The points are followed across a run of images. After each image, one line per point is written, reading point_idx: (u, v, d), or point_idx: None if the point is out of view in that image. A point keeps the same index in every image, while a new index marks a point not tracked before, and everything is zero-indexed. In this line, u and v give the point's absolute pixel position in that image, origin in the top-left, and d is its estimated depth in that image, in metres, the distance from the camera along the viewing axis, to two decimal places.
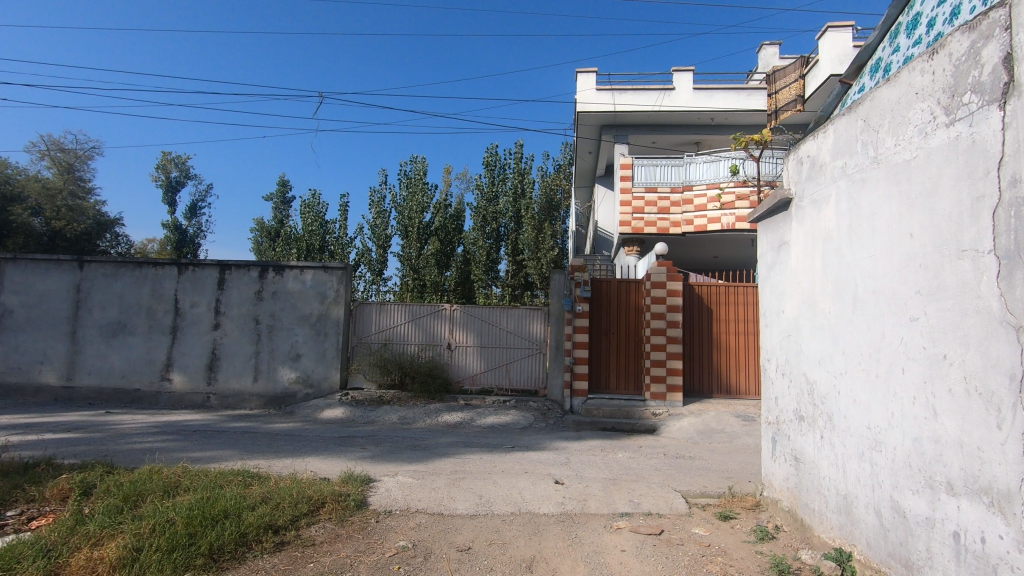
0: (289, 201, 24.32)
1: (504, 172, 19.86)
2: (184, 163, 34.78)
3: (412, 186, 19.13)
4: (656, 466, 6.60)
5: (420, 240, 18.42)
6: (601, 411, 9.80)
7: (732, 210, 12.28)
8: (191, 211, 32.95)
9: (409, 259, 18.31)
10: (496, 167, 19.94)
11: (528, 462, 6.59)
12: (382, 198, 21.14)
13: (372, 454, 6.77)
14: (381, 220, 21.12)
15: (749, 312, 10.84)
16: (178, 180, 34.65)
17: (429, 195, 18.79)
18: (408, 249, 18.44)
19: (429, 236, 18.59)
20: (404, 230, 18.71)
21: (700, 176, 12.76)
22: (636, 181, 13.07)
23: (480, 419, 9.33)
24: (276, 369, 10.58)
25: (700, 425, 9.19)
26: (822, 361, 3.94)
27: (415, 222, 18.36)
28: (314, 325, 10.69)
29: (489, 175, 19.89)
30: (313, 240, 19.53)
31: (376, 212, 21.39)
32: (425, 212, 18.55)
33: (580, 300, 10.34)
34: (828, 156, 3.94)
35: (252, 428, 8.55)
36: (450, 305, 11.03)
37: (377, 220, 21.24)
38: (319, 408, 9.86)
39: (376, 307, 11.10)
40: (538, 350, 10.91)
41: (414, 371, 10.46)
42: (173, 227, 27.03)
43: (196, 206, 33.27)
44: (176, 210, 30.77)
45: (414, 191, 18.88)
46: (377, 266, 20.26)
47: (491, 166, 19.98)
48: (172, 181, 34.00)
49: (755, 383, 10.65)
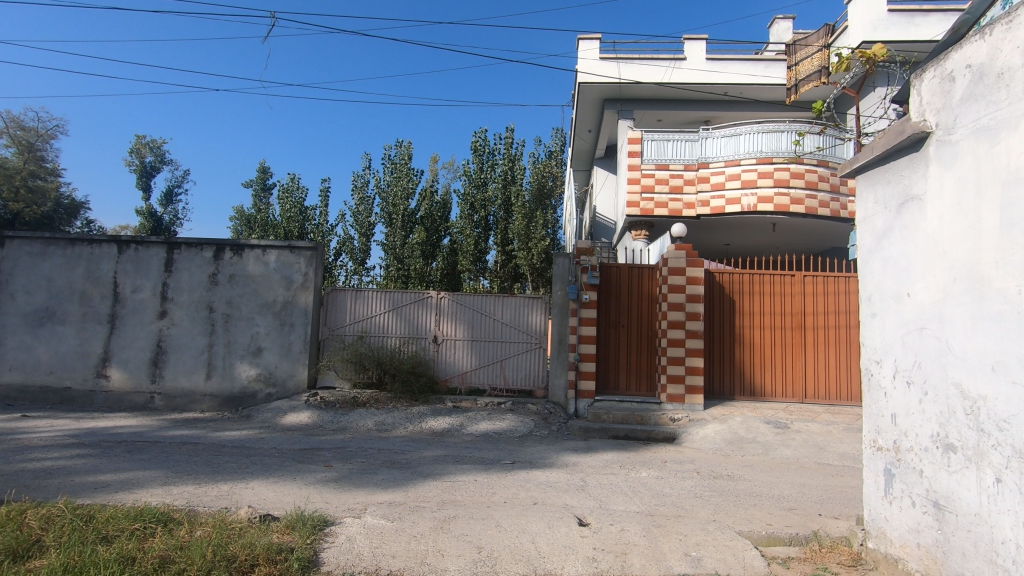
0: (269, 187, 22.66)
1: (494, 158, 18.36)
2: (160, 148, 32.98)
3: (397, 168, 17.64)
4: (695, 492, 5.27)
5: (404, 228, 17.01)
6: (611, 416, 8.48)
7: (754, 189, 10.97)
8: (168, 197, 31.18)
9: (392, 249, 16.97)
10: (484, 153, 18.42)
11: (535, 487, 5.22)
12: (365, 182, 19.58)
13: (338, 476, 5.36)
14: (364, 206, 19.60)
15: (777, 304, 9.62)
16: (153, 165, 32.64)
17: (415, 180, 17.32)
18: (392, 238, 17.13)
19: (415, 224, 17.21)
20: (388, 218, 17.25)
21: (718, 152, 11.44)
22: (645, 158, 11.77)
23: (471, 425, 7.93)
24: (233, 365, 9.09)
25: (727, 433, 7.91)
26: (996, 368, 2.64)
27: (399, 209, 16.99)
28: (278, 314, 9.21)
29: (478, 159, 18.42)
30: (291, 225, 17.88)
31: (358, 198, 19.83)
32: (410, 198, 17.10)
33: (586, 287, 9.01)
34: (1014, 58, 2.62)
35: (195, 437, 7.07)
36: (437, 292, 9.62)
37: (359, 205, 19.70)
38: (281, 411, 8.39)
39: (352, 294, 9.65)
40: (537, 344, 9.53)
41: (395, 368, 9.02)
42: (147, 213, 25.22)
43: (173, 193, 31.61)
44: (150, 197, 28.88)
45: (399, 175, 17.42)
46: (359, 255, 18.71)
47: (480, 151, 18.48)
48: (147, 166, 32.20)
49: (782, 384, 9.43)
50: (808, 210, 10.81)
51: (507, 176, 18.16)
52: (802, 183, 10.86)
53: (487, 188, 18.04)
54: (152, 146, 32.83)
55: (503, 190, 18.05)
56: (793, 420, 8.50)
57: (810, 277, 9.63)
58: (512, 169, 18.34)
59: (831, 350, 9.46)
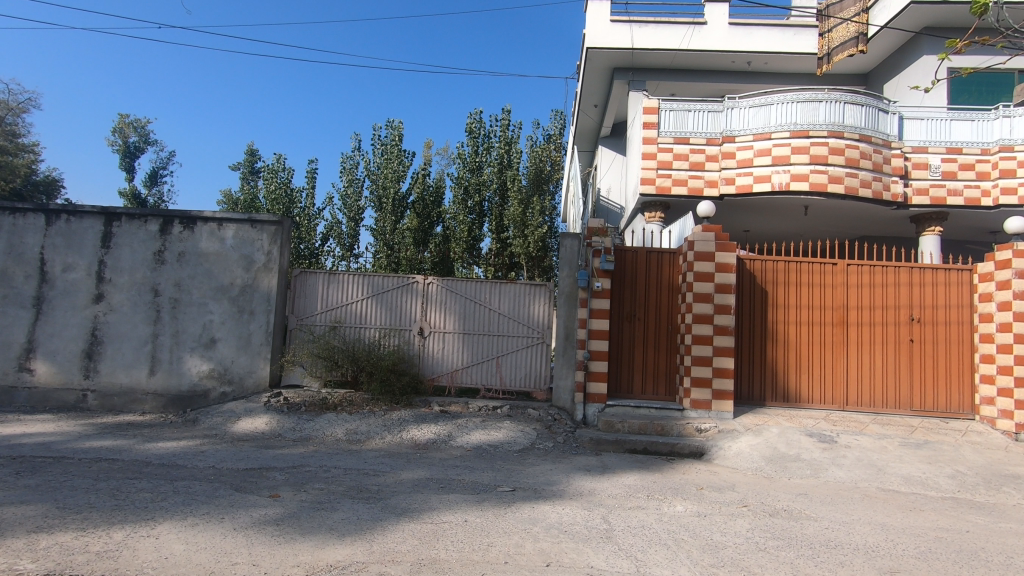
0: (256, 171, 21.11)
1: (489, 140, 16.94)
2: (145, 128, 31.20)
3: (387, 149, 16.16)
4: (754, 541, 3.99)
5: (395, 213, 15.54)
6: (626, 425, 7.19)
7: (787, 166, 9.65)
8: (152, 179, 29.42)
9: (381, 235, 15.50)
10: (479, 134, 17.01)
11: (544, 534, 3.91)
12: (353, 162, 18.12)
13: (281, 514, 4.04)
14: (352, 188, 18.13)
15: (816, 297, 8.36)
16: (137, 145, 30.92)
17: (406, 162, 15.86)
18: (381, 223, 15.64)
19: (406, 208, 15.79)
20: (377, 201, 15.82)
21: (745, 125, 10.10)
22: (662, 130, 10.43)
23: (461, 437, 6.61)
24: (181, 358, 7.71)
25: (765, 449, 6.67)
26: None
27: (388, 191, 15.54)
28: (236, 300, 7.82)
29: (473, 141, 17.01)
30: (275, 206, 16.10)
31: (346, 180, 18.36)
32: (401, 180, 15.67)
33: (598, 274, 7.69)
34: None
35: (119, 449, 5.70)
36: (425, 277, 8.29)
37: (348, 188, 18.22)
38: (234, 415, 7.01)
39: (324, 277, 8.27)
40: (538, 339, 8.19)
41: (373, 365, 7.62)
42: (130, 196, 23.64)
43: (157, 174, 29.88)
44: (133, 178, 27.11)
45: (388, 157, 15.97)
46: (347, 241, 17.26)
47: (475, 133, 17.06)
48: (131, 146, 30.39)
49: (821, 389, 8.20)
50: (847, 190, 9.50)
51: (503, 159, 16.77)
52: (841, 160, 9.54)
53: (482, 171, 16.63)
54: (136, 125, 31.03)
55: (499, 174, 16.63)
56: (839, 432, 7.26)
57: (855, 266, 8.37)
58: (508, 152, 16.92)
59: (878, 351, 8.22)
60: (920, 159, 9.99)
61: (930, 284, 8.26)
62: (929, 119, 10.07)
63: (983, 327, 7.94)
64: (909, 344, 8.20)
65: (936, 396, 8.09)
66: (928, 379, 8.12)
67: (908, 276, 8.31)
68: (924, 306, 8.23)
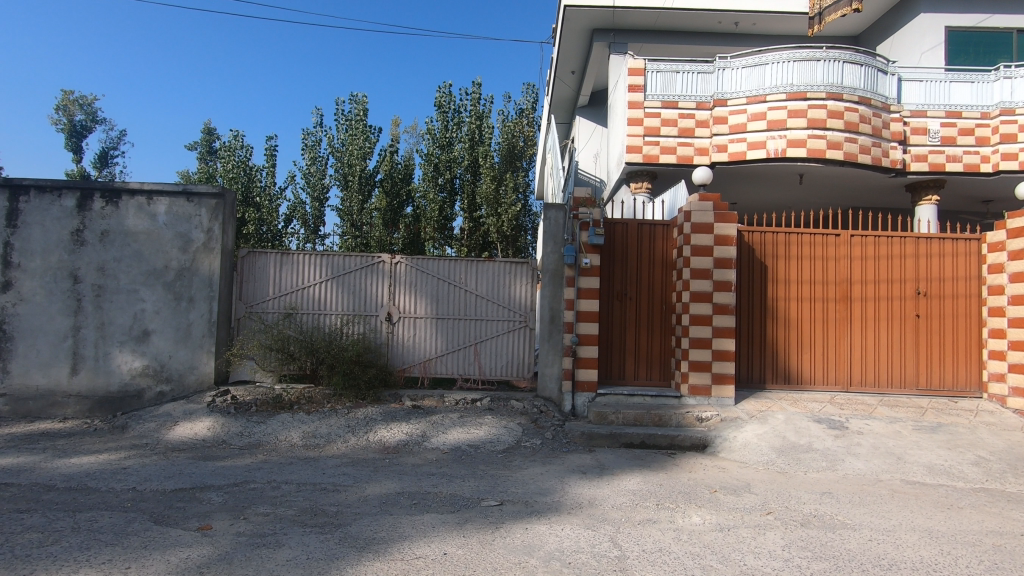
0: (213, 150, 19.63)
1: (459, 115, 15.89)
2: (92, 104, 28.90)
3: (351, 124, 14.95)
4: (796, 566, 3.29)
5: (362, 191, 14.41)
6: (620, 417, 6.50)
7: (783, 131, 8.96)
8: (102, 160, 27.34)
9: (347, 215, 14.37)
10: (449, 109, 15.93)
11: (543, 569, 3.13)
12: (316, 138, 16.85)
13: (209, 556, 3.16)
14: (314, 165, 16.87)
15: (818, 271, 7.77)
16: (84, 124, 28.67)
17: (373, 138, 14.69)
18: (346, 202, 14.50)
19: (373, 186, 14.67)
20: (341, 179, 14.65)
21: (737, 87, 9.35)
22: (649, 94, 9.62)
23: (436, 437, 5.80)
24: (109, 354, 6.66)
25: (775, 440, 6.04)
26: None
27: (354, 169, 14.38)
28: (171, 286, 6.77)
29: (442, 115, 15.91)
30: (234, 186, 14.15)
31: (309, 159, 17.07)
32: (368, 158, 14.51)
33: (586, 249, 6.91)
34: None
35: (20, 468, 4.70)
36: (392, 256, 7.37)
37: (311, 166, 16.93)
38: (171, 419, 6.03)
39: (276, 258, 7.27)
40: (520, 323, 7.38)
41: (334, 357, 6.70)
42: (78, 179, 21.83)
43: (108, 155, 27.82)
44: (81, 160, 25.11)
45: (353, 132, 14.76)
46: (312, 223, 16.06)
47: (444, 107, 15.97)
48: (77, 124, 28.12)
49: (824, 370, 7.66)
50: (846, 156, 8.87)
51: (474, 135, 15.76)
52: (840, 124, 8.89)
53: (452, 148, 15.60)
54: (81, 102, 28.70)
55: (470, 150, 15.64)
56: (848, 417, 6.70)
57: (859, 238, 7.79)
58: (479, 128, 15.94)
59: (883, 328, 7.69)
60: (919, 123, 9.42)
61: (937, 255, 7.73)
62: (927, 81, 9.48)
63: (993, 301, 7.46)
64: (915, 319, 7.69)
65: (943, 374, 7.62)
66: (934, 357, 7.64)
67: (915, 247, 7.76)
68: (931, 279, 7.71)
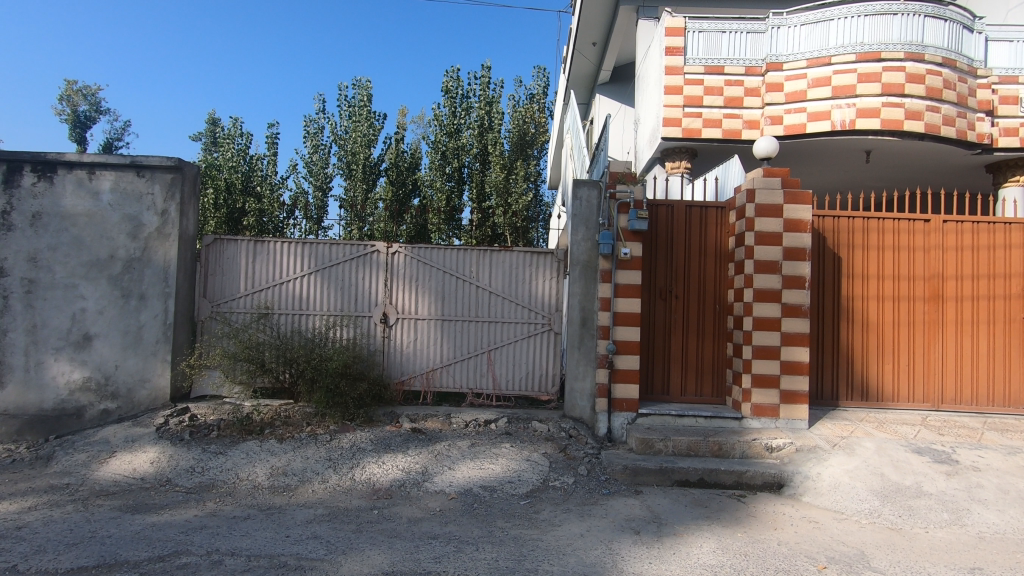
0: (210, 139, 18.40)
1: (468, 99, 14.54)
2: (96, 93, 27.72)
3: (355, 111, 13.64)
4: None
5: (367, 180, 13.10)
6: (671, 446, 5.21)
7: (851, 99, 7.58)
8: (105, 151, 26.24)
9: (351, 206, 13.07)
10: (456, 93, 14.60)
11: None
12: (318, 124, 15.57)
13: None
14: (316, 153, 15.60)
15: (903, 264, 6.42)
16: (88, 114, 27.52)
17: (378, 125, 13.36)
18: (350, 192, 13.19)
19: (378, 176, 13.39)
20: (345, 168, 13.28)
21: (794, 48, 7.97)
22: (690, 57, 8.24)
23: (441, 475, 4.54)
24: (42, 365, 5.43)
25: (873, 480, 4.72)
26: None
27: (358, 158, 13.05)
28: (118, 281, 5.52)
29: (449, 100, 14.58)
30: (233, 174, 12.05)
31: (312, 147, 15.76)
32: (373, 146, 13.20)
33: (625, 236, 5.62)
34: None
35: None
36: (388, 244, 6.10)
37: (313, 153, 15.64)
38: (109, 448, 4.79)
39: (249, 246, 6.02)
40: (542, 328, 6.08)
41: (316, 370, 5.43)
42: None
43: (110, 146, 26.74)
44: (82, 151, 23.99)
45: (356, 118, 13.48)
46: (314, 213, 14.76)
47: (452, 91, 14.63)
48: (80, 115, 26.98)
49: (909, 384, 6.32)
50: (928, 129, 7.48)
51: (484, 121, 14.44)
52: (920, 90, 7.49)
53: (461, 135, 14.26)
54: (85, 91, 27.56)
55: (479, 137, 14.31)
56: (953, 446, 5.36)
57: (954, 224, 6.41)
58: (489, 113, 14.59)
59: (983, 333, 6.32)
60: (1010, 91, 7.96)
61: None
62: (1020, 41, 7.99)
63: None
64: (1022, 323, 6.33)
65: None
66: None
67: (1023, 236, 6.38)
68: None
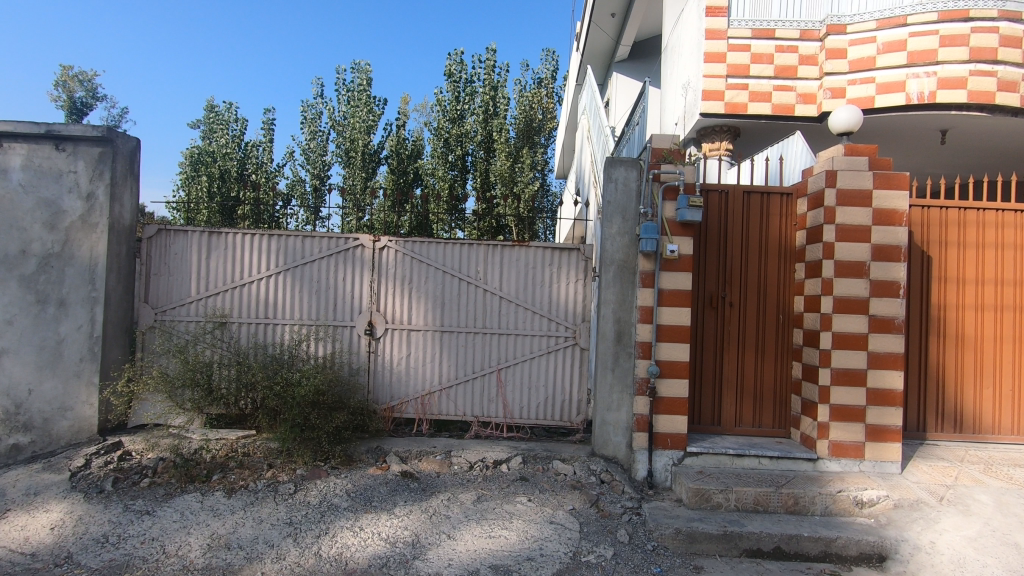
0: None
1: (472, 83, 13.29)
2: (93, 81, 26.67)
3: (354, 95, 12.46)
4: None
5: (367, 169, 11.85)
6: (733, 499, 4.05)
7: (931, 66, 6.33)
8: None
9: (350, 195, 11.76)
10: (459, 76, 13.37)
11: None
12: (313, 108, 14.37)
13: None
14: (314, 141, 14.38)
15: (1006, 266, 5.23)
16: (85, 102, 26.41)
17: (378, 111, 12.12)
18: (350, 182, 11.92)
19: (379, 164, 12.16)
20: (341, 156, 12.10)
21: (860, 7, 6.72)
22: (735, 19, 7.00)
23: (438, 547, 3.40)
24: None
25: (1010, 554, 3.57)
26: None
27: (357, 144, 11.84)
28: (32, 282, 4.36)
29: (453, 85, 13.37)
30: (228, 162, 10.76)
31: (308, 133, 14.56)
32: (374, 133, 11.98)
33: (673, 229, 4.46)
34: None
35: None
36: (375, 237, 4.92)
37: (311, 140, 14.43)
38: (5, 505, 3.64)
39: (203, 240, 4.86)
40: (564, 343, 4.92)
41: (280, 398, 4.27)
42: None
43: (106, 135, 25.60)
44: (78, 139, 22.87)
45: (355, 105, 12.28)
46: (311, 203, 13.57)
47: (456, 75, 13.38)
48: (75, 102, 25.81)
49: (1012, 414, 5.16)
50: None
51: (489, 107, 13.22)
52: (1016, 55, 6.24)
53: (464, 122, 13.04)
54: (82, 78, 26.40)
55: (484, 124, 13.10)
56: None
57: None
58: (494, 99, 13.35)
59: None
60: None
61: None
62: None
63: None
64: None
65: None
66: None
67: None
68: None
